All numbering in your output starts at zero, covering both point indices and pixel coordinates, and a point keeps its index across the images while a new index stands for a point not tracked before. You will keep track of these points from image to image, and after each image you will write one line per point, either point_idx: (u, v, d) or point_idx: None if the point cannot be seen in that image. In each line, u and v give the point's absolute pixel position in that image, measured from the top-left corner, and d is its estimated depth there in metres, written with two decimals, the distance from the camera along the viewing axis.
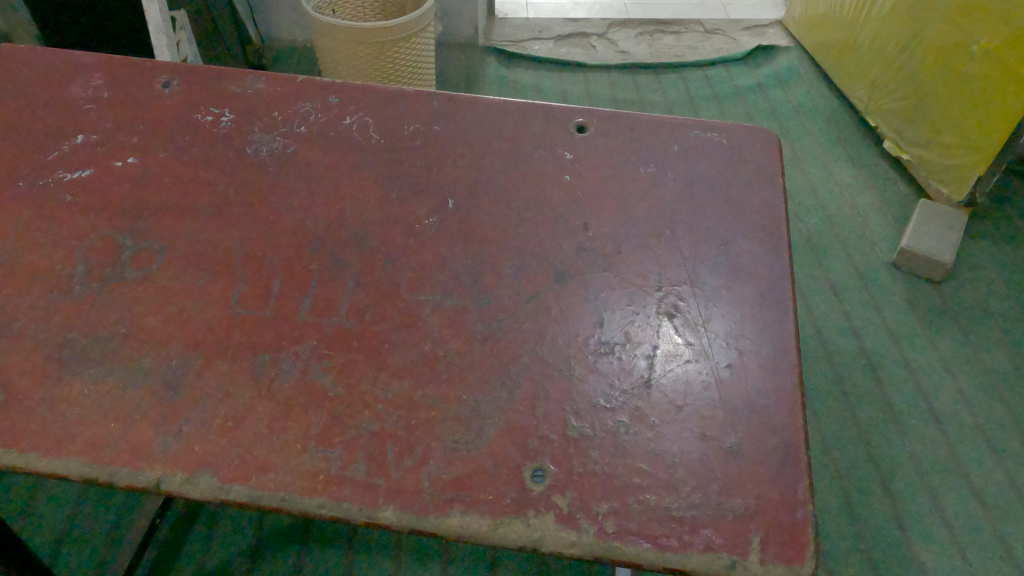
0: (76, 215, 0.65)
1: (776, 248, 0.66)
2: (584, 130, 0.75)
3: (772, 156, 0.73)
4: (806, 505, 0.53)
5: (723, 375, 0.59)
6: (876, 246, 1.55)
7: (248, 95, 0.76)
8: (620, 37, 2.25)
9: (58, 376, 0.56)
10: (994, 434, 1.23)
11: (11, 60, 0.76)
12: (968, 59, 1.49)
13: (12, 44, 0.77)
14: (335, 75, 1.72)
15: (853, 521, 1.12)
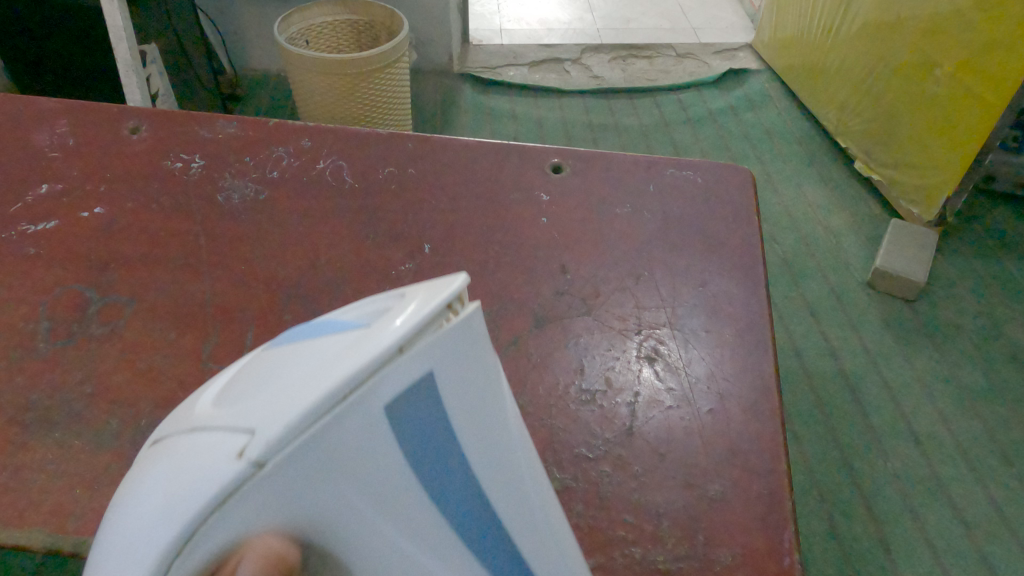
0: (39, 269, 0.67)
1: (753, 286, 0.68)
2: (559, 170, 0.78)
3: (745, 191, 0.77)
4: (793, 553, 0.52)
5: (706, 421, 0.60)
6: (852, 271, 1.76)
7: (218, 140, 0.79)
8: (593, 62, 2.55)
9: (21, 440, 0.57)
10: (970, 450, 1.38)
11: None
12: (933, 84, 1.74)
13: None
14: (308, 110, 1.83)
15: (837, 542, 1.24)
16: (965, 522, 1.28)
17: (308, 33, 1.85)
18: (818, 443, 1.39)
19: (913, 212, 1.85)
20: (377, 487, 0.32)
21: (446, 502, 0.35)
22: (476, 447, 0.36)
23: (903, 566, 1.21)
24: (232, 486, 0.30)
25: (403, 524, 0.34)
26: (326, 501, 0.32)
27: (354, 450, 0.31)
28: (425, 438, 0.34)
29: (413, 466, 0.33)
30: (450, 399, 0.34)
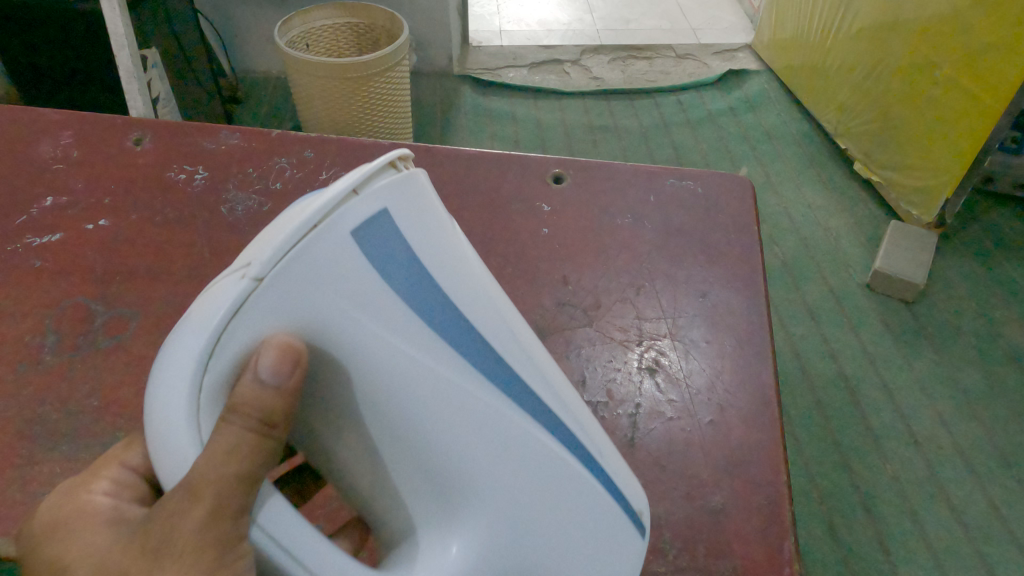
0: (45, 281, 0.68)
1: (753, 297, 0.69)
2: (560, 180, 0.79)
3: (744, 201, 0.77)
4: (792, 564, 0.53)
5: (706, 433, 0.60)
6: (852, 272, 1.76)
7: (222, 151, 0.80)
8: (593, 63, 2.56)
9: (29, 452, 0.57)
10: (968, 452, 1.39)
11: None
12: (933, 86, 1.74)
13: None
14: (309, 114, 1.83)
15: (837, 545, 1.25)
16: (964, 524, 1.28)
17: (308, 37, 1.85)
18: (818, 445, 1.40)
19: (912, 214, 1.85)
20: (359, 296, 0.40)
21: (429, 315, 0.42)
22: (453, 272, 0.44)
23: (902, 568, 1.22)
24: (241, 297, 0.39)
25: (392, 337, 0.42)
26: (317, 309, 0.40)
27: (333, 265, 0.40)
28: (397, 260, 0.41)
29: (390, 280, 0.41)
30: (411, 229, 0.42)
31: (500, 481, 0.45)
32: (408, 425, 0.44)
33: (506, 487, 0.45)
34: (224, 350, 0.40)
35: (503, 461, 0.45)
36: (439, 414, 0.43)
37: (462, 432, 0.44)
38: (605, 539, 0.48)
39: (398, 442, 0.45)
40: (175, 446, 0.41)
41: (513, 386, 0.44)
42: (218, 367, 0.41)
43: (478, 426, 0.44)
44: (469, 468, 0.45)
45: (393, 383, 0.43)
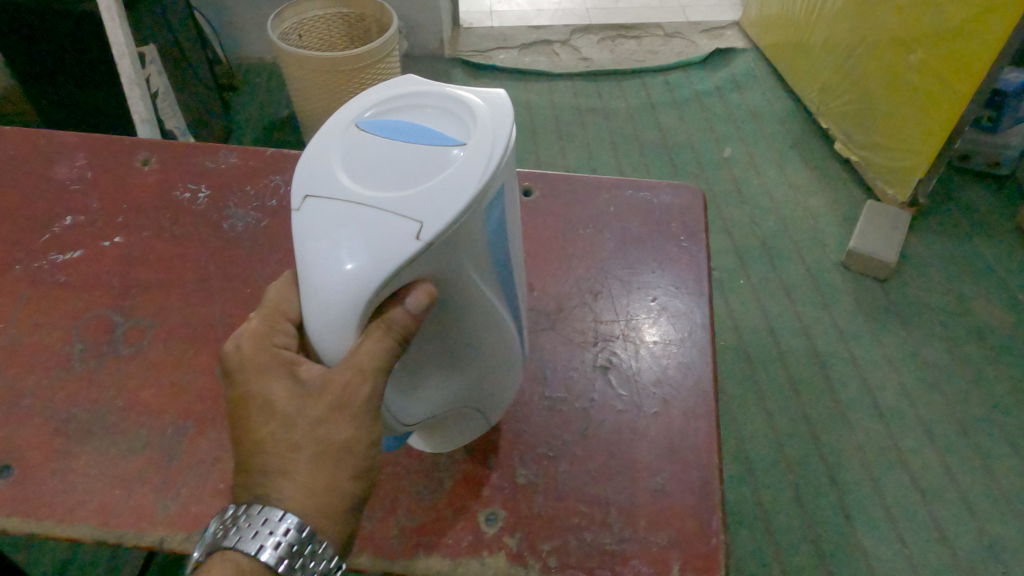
0: (71, 295, 0.77)
1: (699, 299, 0.81)
2: (529, 194, 0.90)
3: (692, 213, 0.90)
4: (719, 534, 0.63)
5: (651, 422, 0.70)
6: (827, 250, 1.83)
7: (222, 170, 0.90)
8: (582, 43, 2.59)
9: (66, 447, 0.66)
10: (930, 421, 1.47)
11: (5, 152, 0.89)
12: (907, 69, 1.79)
13: (8, 137, 0.91)
14: (300, 103, 1.88)
15: (801, 511, 1.34)
16: (921, 490, 1.37)
17: (301, 28, 1.89)
18: (787, 417, 1.48)
19: (887, 193, 1.90)
20: (472, 253, 0.48)
21: (496, 258, 0.51)
22: (507, 208, 0.52)
23: (861, 531, 1.31)
24: (412, 257, 0.42)
25: (479, 277, 0.51)
26: (453, 262, 0.47)
27: (470, 233, 0.46)
28: (494, 224, 0.49)
29: (491, 237, 0.49)
30: (504, 196, 0.49)
31: (494, 366, 0.59)
32: (462, 335, 0.53)
33: (497, 370, 0.59)
34: (386, 288, 0.43)
35: (503, 352, 0.58)
36: (480, 328, 0.54)
37: (492, 338, 0.56)
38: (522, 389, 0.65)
39: (443, 342, 0.54)
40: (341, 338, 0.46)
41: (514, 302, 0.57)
42: (380, 294, 0.44)
43: (496, 331, 0.56)
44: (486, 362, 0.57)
45: (467, 310, 0.52)
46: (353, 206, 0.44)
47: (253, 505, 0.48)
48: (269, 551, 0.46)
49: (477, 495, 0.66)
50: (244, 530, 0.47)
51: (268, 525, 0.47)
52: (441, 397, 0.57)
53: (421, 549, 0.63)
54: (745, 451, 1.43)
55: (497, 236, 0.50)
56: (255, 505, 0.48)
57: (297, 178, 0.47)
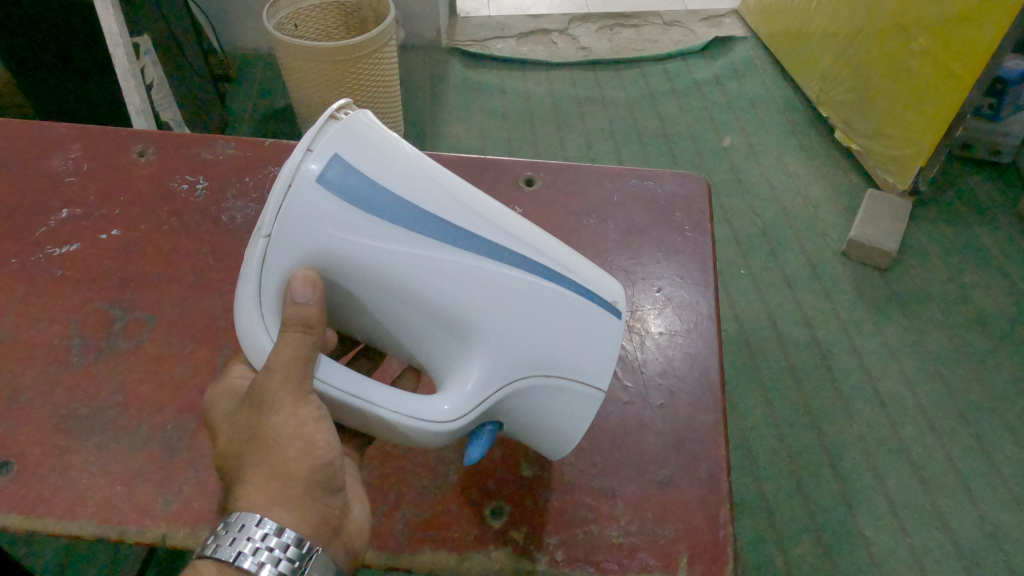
0: (68, 289, 0.76)
1: (705, 290, 0.81)
2: (532, 183, 0.89)
3: (697, 202, 0.89)
4: (726, 527, 0.62)
5: (657, 413, 0.70)
6: (828, 239, 1.82)
7: (220, 161, 0.89)
8: (580, 32, 2.56)
9: (65, 443, 0.66)
10: (931, 409, 1.47)
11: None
12: (908, 55, 1.77)
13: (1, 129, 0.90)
14: (297, 94, 1.86)
15: (803, 501, 1.34)
16: (922, 479, 1.37)
17: (297, 17, 1.87)
18: (789, 407, 1.48)
19: (888, 182, 1.89)
20: (338, 220, 0.49)
21: (400, 217, 0.50)
22: (408, 171, 0.50)
23: (863, 520, 1.31)
24: (263, 251, 0.50)
25: (388, 244, 0.50)
26: (319, 238, 0.49)
27: (313, 207, 0.48)
28: (357, 182, 0.49)
29: (364, 199, 0.49)
30: (364, 159, 0.49)
31: (505, 335, 0.54)
32: (415, 309, 0.53)
33: (518, 342, 0.55)
34: (264, 285, 0.52)
35: (504, 322, 0.54)
36: (437, 299, 0.52)
37: (470, 308, 0.53)
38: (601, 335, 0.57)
39: (417, 323, 0.55)
40: (261, 349, 0.54)
41: (503, 264, 0.53)
42: (267, 296, 0.53)
43: (478, 298, 0.52)
44: (490, 333, 0.54)
45: (394, 281, 0.51)
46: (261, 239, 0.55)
47: (230, 517, 0.52)
48: (248, 557, 0.50)
49: (482, 489, 0.66)
50: (224, 539, 0.51)
51: (244, 532, 0.51)
52: (466, 395, 0.56)
53: (427, 543, 0.62)
54: (747, 441, 1.42)
55: (379, 199, 0.49)
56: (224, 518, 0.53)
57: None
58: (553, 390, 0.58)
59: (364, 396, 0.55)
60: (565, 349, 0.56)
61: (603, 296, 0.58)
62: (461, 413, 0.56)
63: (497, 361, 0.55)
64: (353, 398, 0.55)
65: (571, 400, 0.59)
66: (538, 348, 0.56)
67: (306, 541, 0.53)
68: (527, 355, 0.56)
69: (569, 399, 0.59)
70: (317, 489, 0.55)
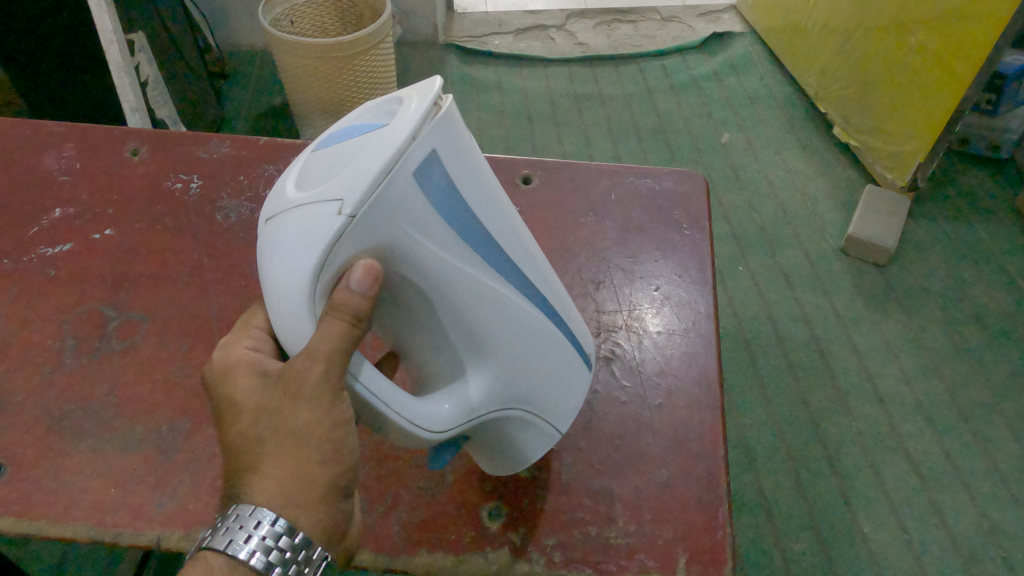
0: (61, 289, 0.75)
1: (703, 288, 0.80)
2: (529, 181, 0.89)
3: (695, 200, 0.88)
4: (725, 527, 0.62)
5: (655, 413, 0.69)
6: (827, 235, 1.82)
7: (215, 160, 0.88)
8: (578, 28, 2.55)
9: (59, 445, 0.65)
10: (930, 406, 1.47)
11: None
12: (907, 51, 1.76)
13: None
14: (293, 91, 1.85)
15: (802, 498, 1.34)
16: (921, 476, 1.36)
17: (293, 13, 1.86)
18: (787, 404, 1.47)
19: (887, 177, 1.88)
20: (422, 221, 0.47)
21: (464, 226, 0.49)
22: (476, 184, 0.50)
23: (861, 517, 1.31)
24: (338, 230, 0.44)
25: (450, 252, 0.49)
26: (395, 234, 0.47)
27: (404, 201, 0.45)
28: (445, 187, 0.48)
29: (444, 205, 0.48)
30: (453, 165, 0.48)
31: (516, 355, 0.56)
32: (455, 317, 0.52)
33: (524, 363, 0.57)
34: (323, 267, 0.46)
35: (522, 342, 0.55)
36: (482, 311, 0.52)
37: (501, 325, 0.54)
38: (572, 379, 0.61)
39: (442, 327, 0.53)
40: (300, 332, 0.49)
41: (529, 290, 0.55)
42: (320, 279, 0.47)
43: (508, 318, 0.54)
44: (507, 349, 0.55)
45: (442, 290, 0.50)
46: (295, 203, 0.48)
47: (242, 507, 0.49)
48: (258, 554, 0.48)
49: (480, 489, 0.65)
50: (235, 531, 0.48)
51: (259, 529, 0.48)
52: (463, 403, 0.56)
53: (424, 544, 0.62)
54: (746, 438, 1.42)
55: (454, 208, 0.48)
56: (232, 504, 0.50)
57: (271, 195, 0.51)
58: (523, 424, 0.60)
59: (395, 403, 0.52)
60: (548, 384, 0.59)
61: (582, 346, 0.62)
62: (456, 422, 0.56)
63: (502, 377, 0.56)
64: (383, 406, 0.52)
65: (540, 438, 0.62)
66: (530, 380, 0.58)
67: (317, 544, 0.51)
68: (510, 390, 0.58)
69: (537, 433, 0.62)
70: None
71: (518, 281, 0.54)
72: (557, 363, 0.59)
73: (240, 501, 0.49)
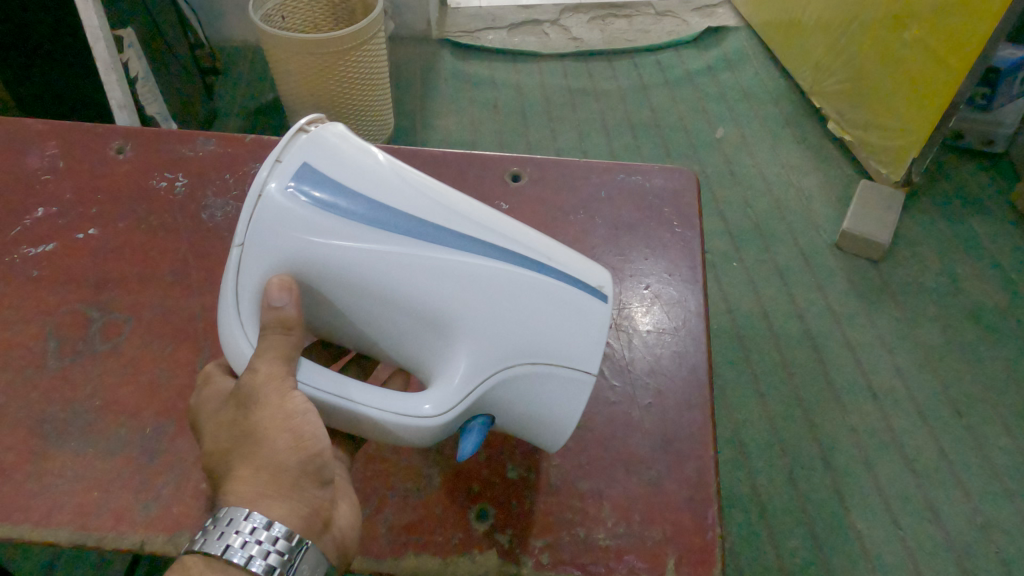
0: (44, 290, 0.74)
1: (693, 287, 0.80)
2: (518, 179, 0.88)
3: (686, 197, 0.88)
4: (714, 528, 0.61)
5: (644, 413, 0.69)
6: (821, 230, 1.81)
7: (200, 158, 0.87)
8: (572, 23, 2.53)
9: (41, 448, 0.64)
10: (924, 402, 1.46)
11: None
12: (901, 44, 1.76)
13: None
14: (285, 87, 1.83)
15: (796, 494, 1.33)
16: (915, 471, 1.36)
17: (284, 9, 1.85)
18: (781, 400, 1.47)
19: (881, 172, 1.88)
20: (305, 219, 0.50)
21: (362, 208, 0.50)
22: (372, 172, 0.52)
23: (855, 513, 1.31)
24: (238, 263, 0.52)
25: (356, 239, 0.50)
26: (287, 240, 0.50)
27: (282, 210, 0.50)
28: (320, 183, 0.50)
29: (326, 198, 0.50)
30: (327, 162, 0.51)
31: (487, 322, 0.53)
32: (395, 306, 0.53)
33: (501, 328, 0.53)
34: (244, 292, 0.52)
35: (485, 306, 0.53)
36: (418, 289, 0.52)
37: (451, 296, 0.52)
38: (580, 322, 0.55)
39: (399, 320, 0.54)
40: (242, 355, 0.54)
41: (484, 251, 0.53)
42: (248, 304, 0.53)
43: (455, 288, 0.52)
44: (475, 318, 0.53)
45: (366, 277, 0.51)
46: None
47: (219, 513, 0.51)
48: (236, 550, 0.49)
49: (468, 491, 0.65)
50: (212, 534, 0.50)
51: (232, 526, 0.49)
52: (450, 388, 0.54)
53: (411, 547, 0.61)
54: (740, 435, 1.42)
55: (343, 197, 0.50)
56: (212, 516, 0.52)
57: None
58: (535, 380, 0.56)
59: (341, 395, 0.53)
60: (550, 334, 0.54)
61: (580, 281, 0.56)
62: (443, 409, 0.54)
63: (482, 352, 0.54)
64: (328, 398, 0.54)
65: (555, 389, 0.56)
66: (517, 340, 0.54)
67: (295, 533, 0.51)
68: (501, 353, 0.54)
69: (555, 383, 0.56)
70: (305, 480, 0.54)
71: (460, 245, 0.52)
72: (548, 313, 0.54)
73: (219, 508, 0.51)
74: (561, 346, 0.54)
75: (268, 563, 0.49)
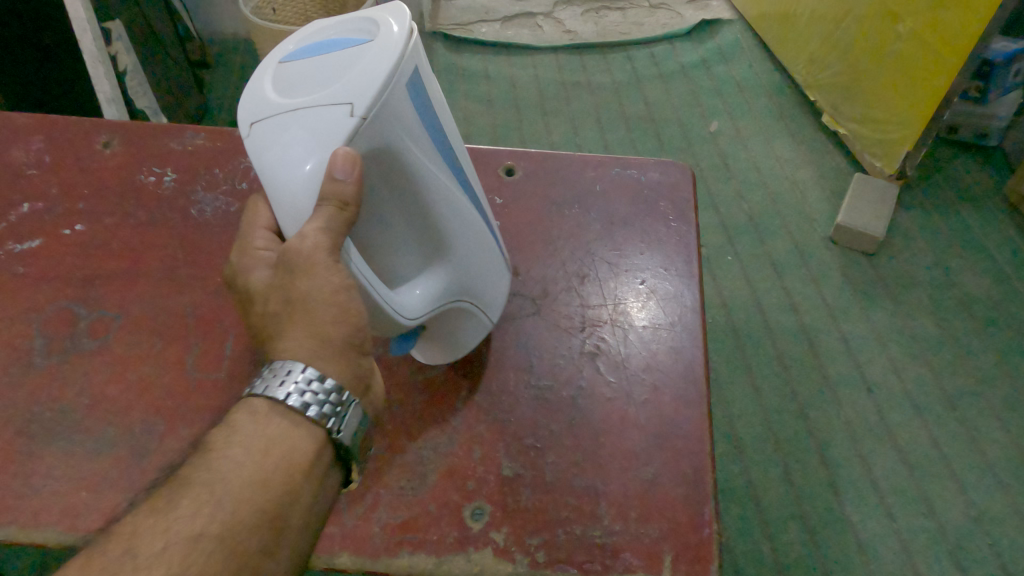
0: (29, 287, 0.73)
1: (688, 281, 0.79)
2: (512, 173, 0.88)
3: (681, 191, 0.87)
4: (711, 524, 0.61)
5: (640, 410, 0.68)
6: (815, 224, 1.81)
7: (188, 152, 0.86)
8: (566, 15, 2.51)
9: (29, 448, 0.63)
10: (918, 395, 1.46)
11: None
12: (895, 38, 1.75)
13: None
14: None
15: (791, 489, 1.33)
16: (909, 464, 1.36)
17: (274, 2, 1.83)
18: (775, 394, 1.47)
19: (875, 166, 1.87)
20: (413, 128, 0.54)
21: (435, 136, 0.57)
22: (434, 103, 0.59)
23: (850, 507, 1.31)
24: (353, 130, 0.50)
25: (428, 160, 0.56)
26: (394, 137, 0.53)
27: (402, 108, 0.53)
28: (422, 102, 0.56)
29: (422, 115, 0.55)
30: (423, 81, 0.56)
31: (472, 254, 0.63)
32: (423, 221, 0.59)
33: (476, 263, 0.63)
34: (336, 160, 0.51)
35: (476, 243, 0.63)
36: (449, 213, 0.59)
37: (460, 227, 0.60)
38: (504, 282, 0.69)
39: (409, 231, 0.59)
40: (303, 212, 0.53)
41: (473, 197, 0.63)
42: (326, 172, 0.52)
43: (465, 222, 0.61)
44: (466, 249, 0.62)
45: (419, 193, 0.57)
46: (286, 108, 0.53)
47: (276, 361, 0.52)
48: (295, 396, 0.51)
49: (462, 488, 0.64)
50: (271, 380, 0.51)
51: (291, 374, 0.51)
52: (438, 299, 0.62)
53: (405, 546, 0.60)
54: (735, 429, 1.42)
55: (428, 119, 0.56)
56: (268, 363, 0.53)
57: (244, 105, 0.56)
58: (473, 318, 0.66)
59: (380, 288, 0.56)
60: (493, 287, 0.67)
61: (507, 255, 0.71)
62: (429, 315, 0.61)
63: (460, 277, 0.63)
64: (370, 288, 0.55)
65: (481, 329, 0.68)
66: (484, 278, 0.65)
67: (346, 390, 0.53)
68: (471, 283, 0.64)
69: (478, 329, 0.68)
70: None
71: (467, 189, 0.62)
72: (497, 268, 0.67)
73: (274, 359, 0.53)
74: (495, 296, 0.68)
75: (323, 412, 0.51)
